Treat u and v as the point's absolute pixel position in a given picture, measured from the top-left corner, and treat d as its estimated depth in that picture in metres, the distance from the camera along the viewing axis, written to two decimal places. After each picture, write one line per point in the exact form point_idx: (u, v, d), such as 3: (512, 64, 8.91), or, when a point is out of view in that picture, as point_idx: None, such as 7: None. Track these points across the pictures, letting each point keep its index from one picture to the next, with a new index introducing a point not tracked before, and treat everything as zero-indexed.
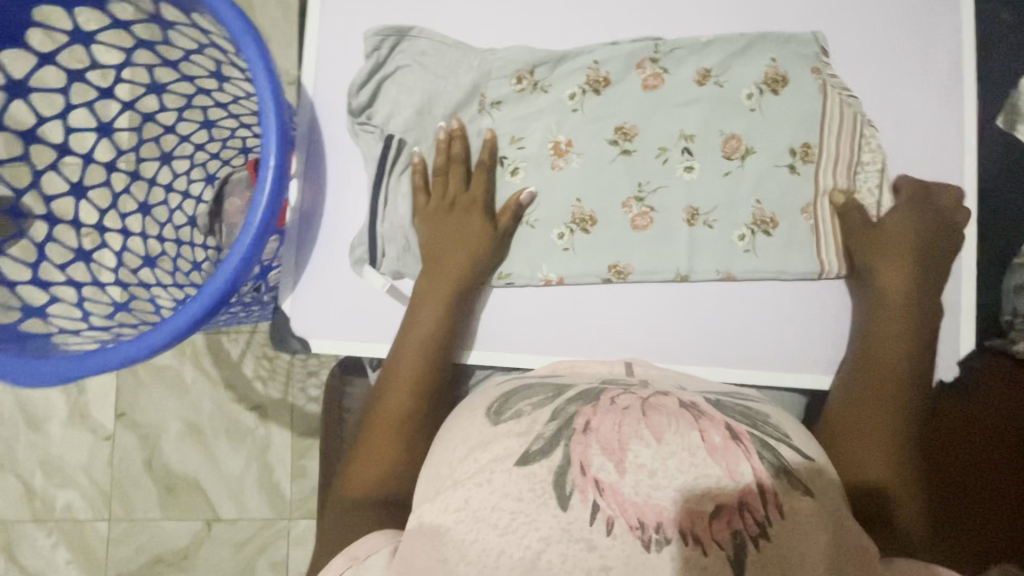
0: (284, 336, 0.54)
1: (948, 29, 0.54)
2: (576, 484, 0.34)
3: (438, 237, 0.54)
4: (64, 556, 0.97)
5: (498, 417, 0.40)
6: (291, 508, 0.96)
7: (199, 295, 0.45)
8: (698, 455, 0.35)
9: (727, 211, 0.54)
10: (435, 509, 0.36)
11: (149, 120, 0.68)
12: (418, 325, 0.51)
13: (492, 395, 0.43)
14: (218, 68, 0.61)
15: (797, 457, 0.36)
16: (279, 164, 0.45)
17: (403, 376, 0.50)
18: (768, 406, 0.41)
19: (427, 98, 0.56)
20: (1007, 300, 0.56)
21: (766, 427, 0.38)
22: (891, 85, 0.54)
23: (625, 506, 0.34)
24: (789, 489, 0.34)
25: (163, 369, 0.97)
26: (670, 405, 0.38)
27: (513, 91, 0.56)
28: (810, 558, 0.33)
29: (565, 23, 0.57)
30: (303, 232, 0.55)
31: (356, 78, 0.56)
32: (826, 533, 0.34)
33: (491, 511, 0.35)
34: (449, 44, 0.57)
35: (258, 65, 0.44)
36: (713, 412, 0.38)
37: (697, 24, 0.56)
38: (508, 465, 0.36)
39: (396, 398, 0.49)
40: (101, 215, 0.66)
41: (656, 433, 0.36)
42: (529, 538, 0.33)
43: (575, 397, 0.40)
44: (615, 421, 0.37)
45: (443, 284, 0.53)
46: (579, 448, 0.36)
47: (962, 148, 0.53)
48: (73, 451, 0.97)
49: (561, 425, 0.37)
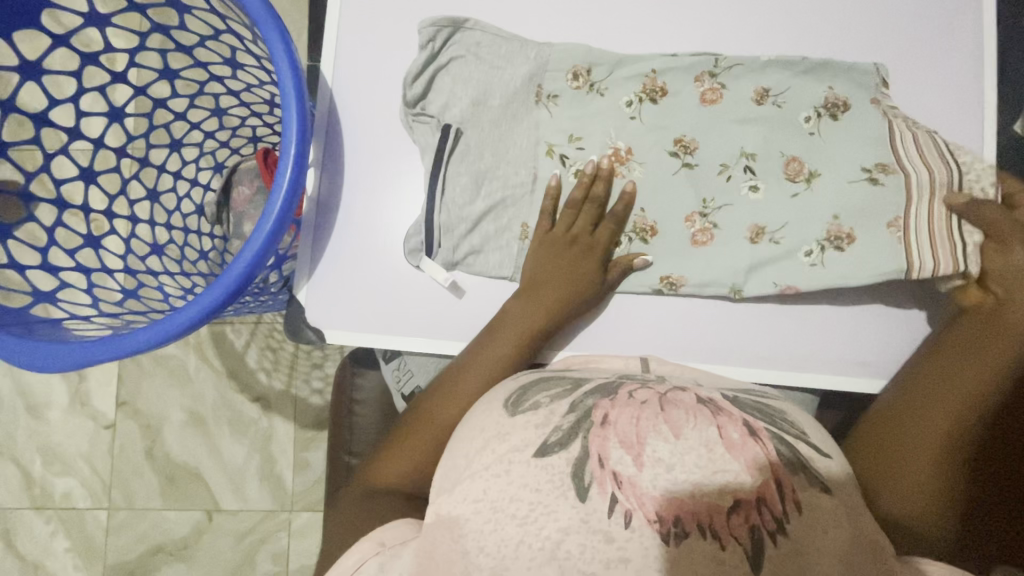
0: (298, 327, 0.53)
1: (971, 40, 0.55)
2: (595, 476, 0.34)
3: (545, 256, 0.53)
4: (62, 544, 0.96)
5: (515, 408, 0.40)
6: (293, 500, 0.96)
7: (217, 283, 0.44)
8: (717, 450, 0.35)
9: (797, 230, 0.52)
10: (455, 500, 0.36)
11: (161, 106, 0.67)
12: (496, 335, 0.51)
13: (510, 387, 0.43)
14: (234, 55, 0.60)
15: (812, 452, 0.37)
16: (299, 152, 0.44)
17: (462, 381, 0.49)
18: (785, 403, 0.41)
19: (483, 90, 0.55)
20: None
21: (784, 423, 0.38)
22: (914, 87, 0.55)
23: (643, 500, 0.33)
24: (806, 483, 0.34)
25: (166, 358, 0.96)
26: (687, 401, 0.38)
27: (569, 87, 0.55)
28: (830, 554, 0.32)
29: (585, 18, 0.57)
30: (319, 222, 0.55)
31: (411, 68, 0.55)
32: (845, 528, 0.34)
33: (510, 501, 0.34)
34: (507, 41, 0.56)
35: (280, 52, 0.44)
36: (731, 408, 0.38)
37: (717, 22, 0.56)
38: (526, 457, 0.36)
39: (449, 401, 0.48)
40: (111, 201, 0.66)
41: (674, 428, 0.36)
42: (547, 528, 0.33)
43: (593, 390, 0.40)
44: (632, 415, 0.37)
45: (542, 305, 0.52)
46: (598, 441, 0.36)
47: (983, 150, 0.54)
48: (73, 439, 0.97)
49: (579, 417, 0.37)
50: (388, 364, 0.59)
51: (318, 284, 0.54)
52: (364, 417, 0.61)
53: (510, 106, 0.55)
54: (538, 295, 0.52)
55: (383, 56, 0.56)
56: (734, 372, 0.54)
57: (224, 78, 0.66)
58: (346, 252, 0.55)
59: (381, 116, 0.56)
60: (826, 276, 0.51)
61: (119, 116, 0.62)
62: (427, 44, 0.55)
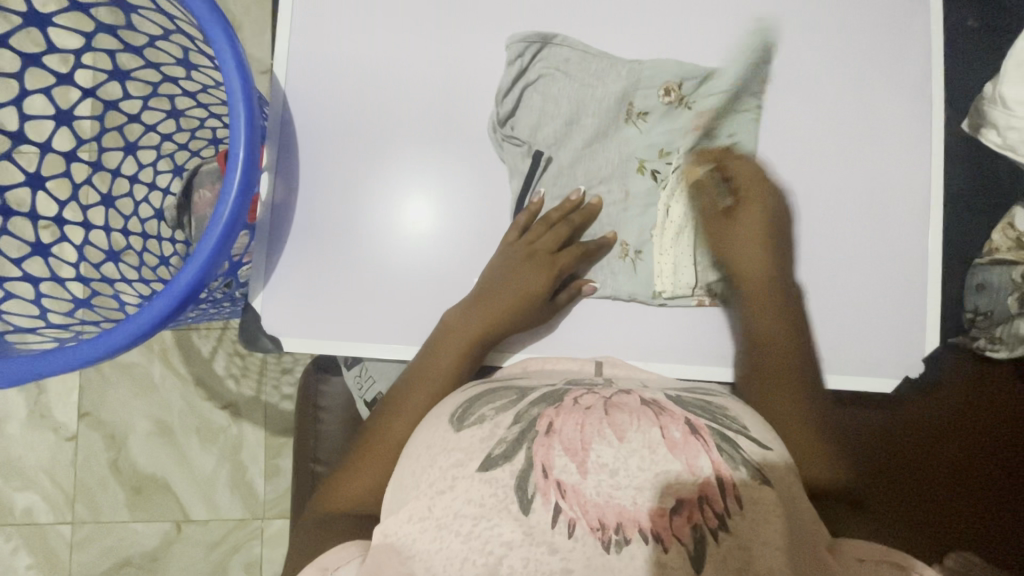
0: (255, 335, 0.52)
1: (918, 41, 0.55)
2: (539, 486, 0.35)
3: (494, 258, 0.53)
4: (24, 562, 0.93)
5: (461, 423, 0.40)
6: (265, 508, 0.94)
7: (164, 291, 0.43)
8: (659, 452, 0.35)
9: (812, 246, 0.54)
10: (399, 520, 0.37)
11: (113, 108, 0.65)
12: (436, 362, 0.50)
13: (457, 401, 0.43)
14: (185, 54, 0.57)
15: (755, 447, 0.37)
16: (248, 157, 0.43)
17: (404, 407, 0.48)
18: (728, 401, 0.42)
19: (576, 106, 0.55)
20: (968, 298, 0.57)
21: (727, 420, 0.39)
22: (871, 86, 0.55)
23: (587, 508, 0.34)
24: (750, 481, 0.35)
25: (129, 367, 0.94)
26: (631, 403, 0.39)
27: (660, 103, 0.55)
28: (769, 545, 0.34)
29: (548, 17, 0.56)
30: (276, 225, 0.54)
31: (501, 85, 0.55)
32: (783, 525, 0.35)
33: (454, 518, 0.35)
34: (567, 57, 0.56)
35: (224, 49, 0.43)
36: (673, 408, 0.39)
37: (678, 22, 0.56)
38: (470, 470, 0.36)
39: (392, 424, 0.48)
40: (61, 207, 0.63)
41: (618, 432, 0.36)
42: (491, 543, 0.34)
43: (539, 398, 0.41)
44: (577, 421, 0.37)
45: (491, 310, 0.52)
46: (542, 450, 0.36)
47: (931, 148, 0.54)
48: (33, 452, 0.93)
49: (524, 428, 0.38)
50: (349, 371, 0.59)
51: (275, 289, 0.53)
52: (330, 424, 0.60)
53: (604, 123, 0.55)
54: (485, 296, 0.52)
55: (340, 56, 0.55)
56: (697, 370, 0.54)
57: (178, 79, 0.64)
58: (301, 258, 0.54)
59: (336, 117, 0.55)
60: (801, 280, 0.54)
61: (66, 120, 0.60)
62: (513, 58, 0.55)
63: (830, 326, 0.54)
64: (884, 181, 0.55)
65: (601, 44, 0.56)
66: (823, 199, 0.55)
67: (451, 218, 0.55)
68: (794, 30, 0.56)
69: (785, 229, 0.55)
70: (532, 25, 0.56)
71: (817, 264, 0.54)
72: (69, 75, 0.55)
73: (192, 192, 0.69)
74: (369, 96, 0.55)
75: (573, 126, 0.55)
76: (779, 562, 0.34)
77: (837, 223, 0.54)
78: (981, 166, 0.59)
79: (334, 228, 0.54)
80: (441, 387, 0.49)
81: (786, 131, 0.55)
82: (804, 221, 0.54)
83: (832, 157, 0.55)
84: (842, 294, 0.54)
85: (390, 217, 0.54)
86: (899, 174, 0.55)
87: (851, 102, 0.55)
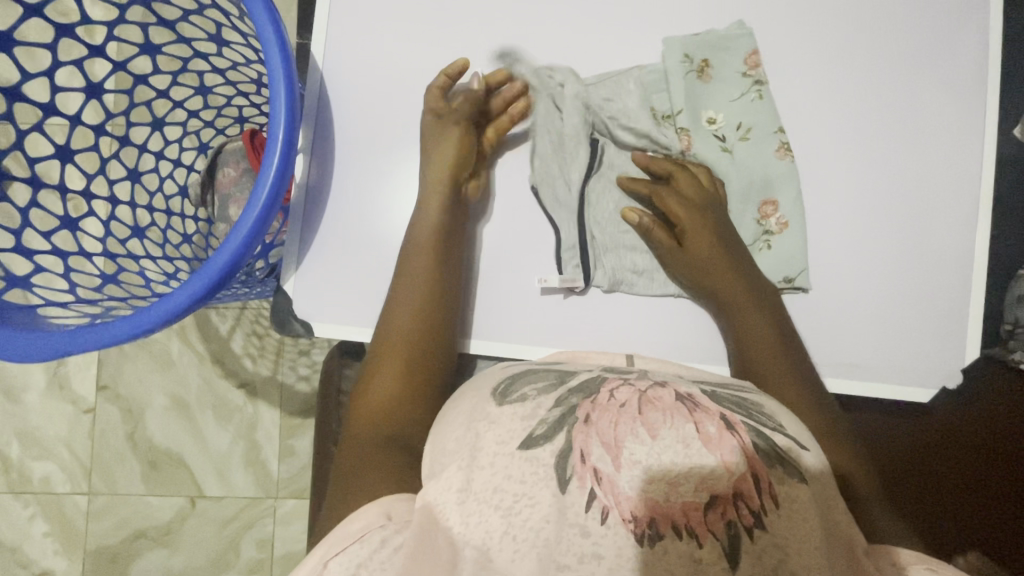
0: (285, 319, 0.52)
1: (975, 42, 0.53)
2: (576, 471, 0.34)
3: (411, 237, 0.51)
4: (41, 529, 0.95)
5: (503, 398, 0.40)
6: (278, 487, 0.95)
7: (201, 271, 0.42)
8: (693, 446, 0.34)
9: (851, 250, 0.53)
10: (440, 487, 0.37)
11: (143, 83, 0.64)
12: (401, 290, 0.50)
13: (499, 376, 0.43)
14: (218, 30, 0.56)
15: (789, 443, 0.37)
16: (287, 138, 0.43)
17: (394, 350, 0.48)
18: (761, 397, 0.41)
19: (612, 100, 0.54)
20: (1009, 309, 0.55)
21: (762, 416, 0.38)
22: (923, 86, 0.53)
23: (620, 499, 0.33)
24: (785, 478, 0.35)
25: (148, 342, 0.94)
26: (667, 398, 0.37)
27: (697, 87, 0.53)
28: (807, 543, 0.34)
29: (592, 4, 0.55)
30: (309, 209, 0.53)
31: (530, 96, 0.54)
32: (820, 521, 0.35)
33: (494, 492, 0.35)
34: (582, 78, 0.54)
35: (267, 30, 0.42)
36: (707, 402, 0.38)
37: (727, 13, 0.54)
38: (511, 448, 0.36)
39: (387, 368, 0.47)
40: (89, 181, 0.62)
41: (651, 429, 0.35)
42: (531, 519, 0.34)
43: (577, 387, 0.40)
44: (612, 418, 0.36)
45: (420, 282, 0.50)
46: (580, 436, 0.35)
47: (982, 152, 0.53)
48: (51, 422, 0.94)
49: (565, 411, 0.37)
50: None
51: (306, 273, 0.53)
52: None
53: (645, 111, 0.54)
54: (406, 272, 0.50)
55: (378, 38, 0.54)
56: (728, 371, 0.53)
57: (208, 55, 0.63)
58: (331, 243, 0.53)
59: (371, 100, 0.54)
60: (837, 283, 0.53)
61: (96, 93, 0.59)
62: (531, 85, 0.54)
63: (866, 332, 0.52)
64: (930, 186, 0.53)
65: (645, 34, 0.55)
66: (865, 201, 0.53)
67: (422, 193, 0.52)
68: (846, 27, 0.54)
69: (826, 228, 0.53)
70: (576, 12, 0.55)
71: (850, 260, 0.53)
72: (102, 47, 0.54)
73: (217, 169, 0.68)
74: (406, 79, 0.54)
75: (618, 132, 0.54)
76: (816, 559, 0.33)
77: (880, 227, 0.53)
78: None
79: (361, 214, 0.53)
80: (414, 327, 0.49)
81: (832, 130, 0.54)
82: (844, 224, 0.53)
83: (880, 159, 0.53)
84: (884, 296, 0.53)
85: None
86: (948, 179, 0.53)
87: (900, 103, 0.53)
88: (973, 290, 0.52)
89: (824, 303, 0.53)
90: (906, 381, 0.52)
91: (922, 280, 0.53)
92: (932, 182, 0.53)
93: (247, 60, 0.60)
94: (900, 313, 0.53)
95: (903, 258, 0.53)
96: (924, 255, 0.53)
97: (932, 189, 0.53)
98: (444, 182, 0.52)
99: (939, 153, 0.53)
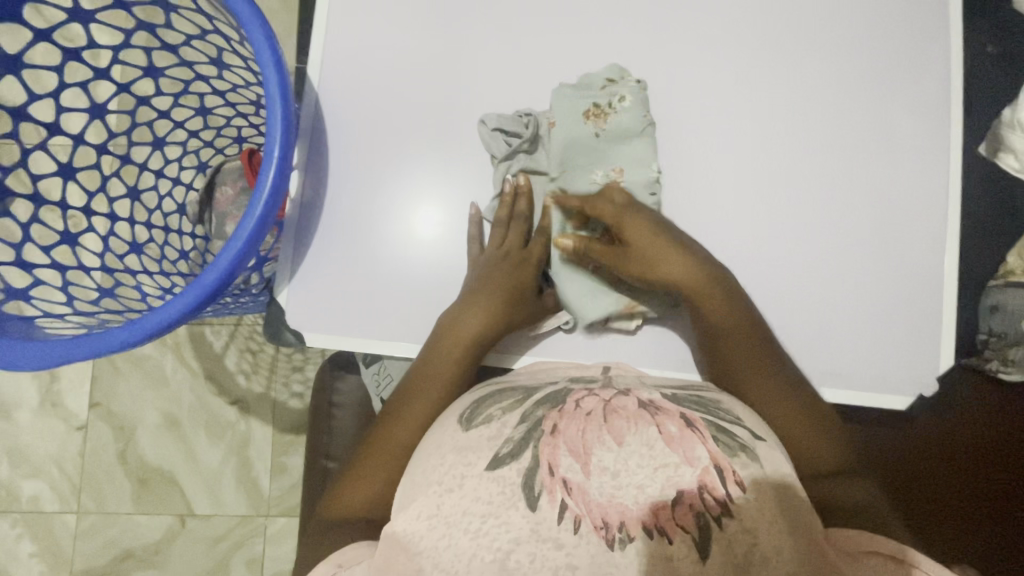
0: (278, 329, 0.54)
1: (937, 66, 0.56)
2: (545, 485, 0.35)
3: (435, 342, 0.51)
4: (28, 550, 0.93)
5: (469, 423, 0.41)
6: (269, 505, 0.94)
7: (195, 283, 0.44)
8: (657, 447, 0.36)
9: (831, 262, 0.55)
10: (408, 518, 0.37)
11: (145, 104, 0.66)
12: (435, 360, 0.50)
13: (462, 403, 0.44)
14: (218, 54, 0.58)
15: (751, 435, 0.38)
16: (282, 156, 0.44)
17: (411, 416, 0.48)
18: (723, 395, 0.43)
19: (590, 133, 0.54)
20: (982, 320, 0.57)
21: (721, 412, 0.40)
22: (892, 106, 0.56)
23: (591, 506, 0.34)
24: (748, 465, 0.36)
25: (142, 359, 0.95)
26: (629, 406, 0.39)
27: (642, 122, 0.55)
28: (775, 529, 0.34)
29: (577, 30, 0.57)
30: (303, 223, 0.55)
31: (509, 127, 0.54)
32: (781, 504, 0.36)
33: (462, 516, 0.36)
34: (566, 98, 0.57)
35: (265, 53, 0.44)
36: (669, 405, 0.39)
37: (706, 38, 0.57)
38: (479, 470, 0.37)
39: (401, 432, 0.47)
40: (89, 198, 0.64)
41: (617, 436, 0.37)
42: (499, 540, 0.34)
43: (544, 399, 0.41)
44: (578, 426, 0.37)
45: (444, 394, 0.49)
46: (547, 449, 0.37)
47: (949, 168, 0.55)
48: (42, 440, 0.94)
49: (530, 428, 0.38)
50: (368, 368, 0.60)
51: (300, 284, 0.54)
52: (343, 422, 0.61)
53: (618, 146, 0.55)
54: (423, 394, 0.49)
55: (371, 62, 0.56)
56: None
57: (209, 78, 0.65)
58: (323, 258, 0.55)
59: (366, 121, 0.56)
60: (815, 294, 0.54)
61: (99, 113, 0.60)
62: (494, 144, 0.55)
63: (842, 342, 0.54)
64: (903, 201, 0.55)
65: (628, 58, 0.57)
66: (842, 217, 0.55)
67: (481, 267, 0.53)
68: (817, 51, 0.57)
69: (803, 240, 0.55)
70: (562, 39, 0.57)
71: (828, 272, 0.55)
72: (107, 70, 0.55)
73: (215, 188, 0.70)
74: (399, 99, 0.56)
75: (606, 160, 0.55)
76: (785, 539, 0.34)
77: (853, 240, 0.55)
78: (998, 190, 0.60)
79: (350, 229, 0.55)
80: (434, 395, 0.49)
81: (808, 147, 0.56)
82: (822, 238, 0.55)
83: (853, 176, 0.55)
84: (860, 308, 0.54)
85: (407, 218, 0.56)
86: (920, 194, 0.55)
87: (871, 123, 0.56)
88: (947, 299, 0.54)
89: (807, 313, 0.54)
90: (885, 392, 0.54)
91: (897, 292, 0.54)
92: (903, 197, 0.55)
93: (245, 82, 0.63)
94: (877, 324, 0.54)
95: (879, 270, 0.55)
96: (900, 268, 0.55)
97: (903, 204, 0.55)
98: (500, 270, 0.53)
99: (908, 169, 0.55)
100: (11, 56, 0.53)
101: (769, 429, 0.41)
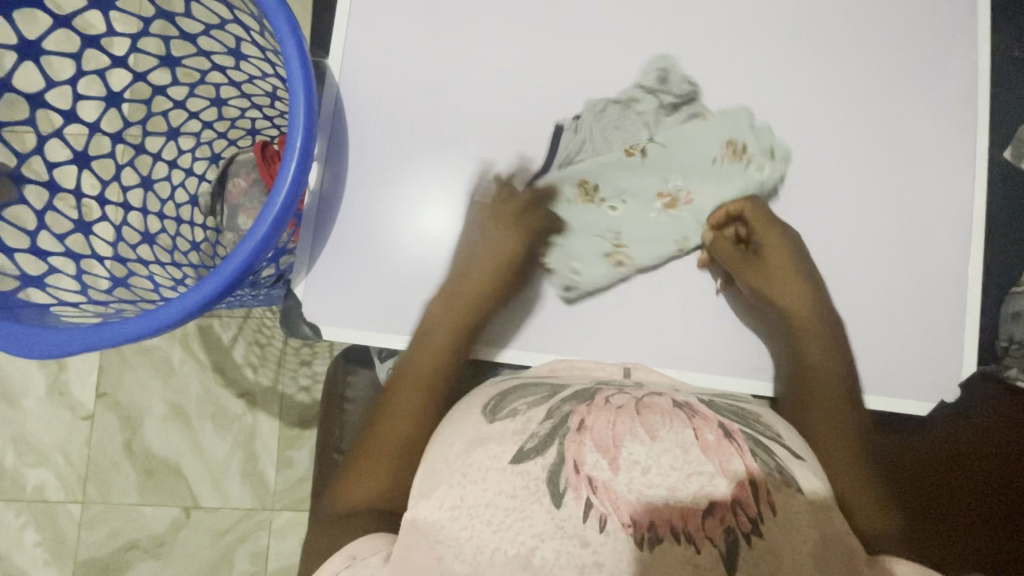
0: (294, 323, 0.53)
1: (963, 70, 0.56)
2: (570, 482, 0.35)
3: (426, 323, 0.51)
4: (32, 538, 0.93)
5: (493, 415, 0.40)
6: (274, 499, 0.94)
7: (214, 273, 0.43)
8: (692, 453, 0.35)
9: (852, 266, 0.54)
10: (430, 506, 0.37)
11: (162, 94, 0.66)
12: (427, 346, 0.49)
13: (490, 393, 0.44)
14: (236, 43, 0.57)
15: (788, 455, 0.38)
16: (304, 146, 0.44)
17: (400, 410, 0.46)
18: (760, 408, 0.42)
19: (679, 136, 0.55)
20: (1004, 327, 0.57)
21: (759, 426, 0.39)
22: (916, 109, 0.56)
23: (618, 504, 0.34)
24: (783, 487, 0.35)
25: (150, 350, 0.94)
26: (664, 406, 0.38)
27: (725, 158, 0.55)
28: (802, 549, 0.34)
29: (600, 27, 0.57)
30: (321, 216, 0.54)
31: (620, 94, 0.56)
32: (816, 533, 0.35)
33: (485, 508, 0.35)
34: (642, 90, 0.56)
35: (289, 42, 0.43)
36: (706, 412, 0.39)
37: (729, 38, 0.57)
38: (503, 463, 0.37)
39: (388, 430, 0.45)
40: (104, 187, 0.63)
41: (650, 431, 0.36)
42: (522, 534, 0.34)
43: (571, 396, 0.41)
44: (609, 419, 0.37)
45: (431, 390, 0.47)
46: (574, 445, 0.36)
47: (974, 173, 0.55)
48: (49, 429, 0.94)
49: (556, 424, 0.38)
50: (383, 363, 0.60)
51: (316, 276, 0.54)
52: (354, 417, 0.60)
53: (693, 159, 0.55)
54: (423, 357, 0.49)
55: (392, 55, 0.56)
56: (729, 382, 0.54)
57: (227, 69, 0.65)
58: (340, 251, 0.54)
59: (385, 114, 0.56)
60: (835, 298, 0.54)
61: (116, 101, 0.60)
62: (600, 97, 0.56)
63: None
64: (926, 206, 0.55)
65: (650, 56, 0.57)
66: None
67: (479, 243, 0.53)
68: (842, 52, 0.56)
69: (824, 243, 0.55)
70: (585, 35, 0.57)
71: (849, 275, 0.54)
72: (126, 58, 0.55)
73: (228, 179, 0.70)
74: (420, 93, 0.56)
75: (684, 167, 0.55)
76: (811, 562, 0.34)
77: None
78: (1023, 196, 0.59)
79: (366, 223, 0.55)
80: (426, 391, 0.47)
81: (830, 148, 0.55)
82: (844, 242, 0.54)
83: (877, 179, 0.55)
84: None
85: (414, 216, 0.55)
86: None
87: (895, 126, 0.55)
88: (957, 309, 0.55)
89: (826, 316, 0.54)
90: None
91: None
92: (926, 201, 0.55)
93: (263, 73, 0.62)
94: None
95: None
96: None
97: (926, 208, 0.55)
98: (493, 250, 0.52)
99: (931, 173, 0.55)
100: (29, 42, 0.52)
101: (805, 446, 0.41)
